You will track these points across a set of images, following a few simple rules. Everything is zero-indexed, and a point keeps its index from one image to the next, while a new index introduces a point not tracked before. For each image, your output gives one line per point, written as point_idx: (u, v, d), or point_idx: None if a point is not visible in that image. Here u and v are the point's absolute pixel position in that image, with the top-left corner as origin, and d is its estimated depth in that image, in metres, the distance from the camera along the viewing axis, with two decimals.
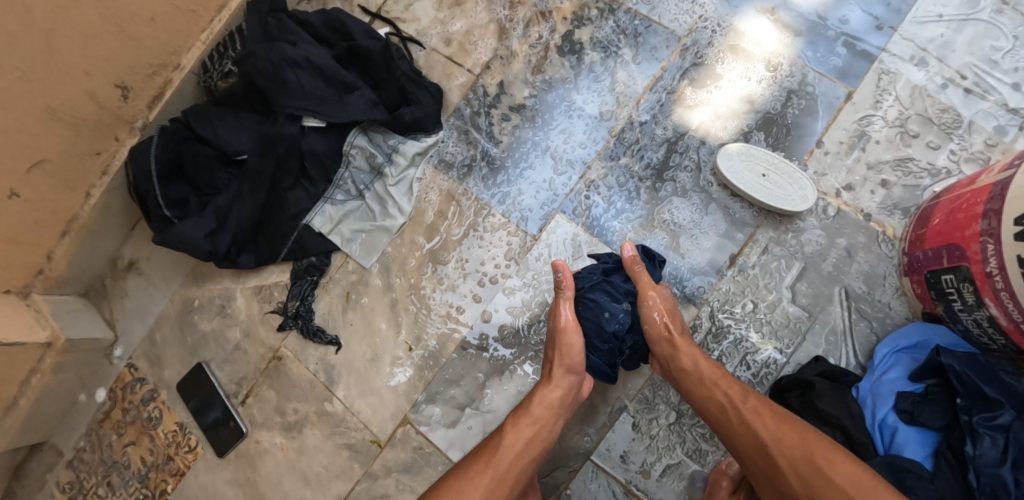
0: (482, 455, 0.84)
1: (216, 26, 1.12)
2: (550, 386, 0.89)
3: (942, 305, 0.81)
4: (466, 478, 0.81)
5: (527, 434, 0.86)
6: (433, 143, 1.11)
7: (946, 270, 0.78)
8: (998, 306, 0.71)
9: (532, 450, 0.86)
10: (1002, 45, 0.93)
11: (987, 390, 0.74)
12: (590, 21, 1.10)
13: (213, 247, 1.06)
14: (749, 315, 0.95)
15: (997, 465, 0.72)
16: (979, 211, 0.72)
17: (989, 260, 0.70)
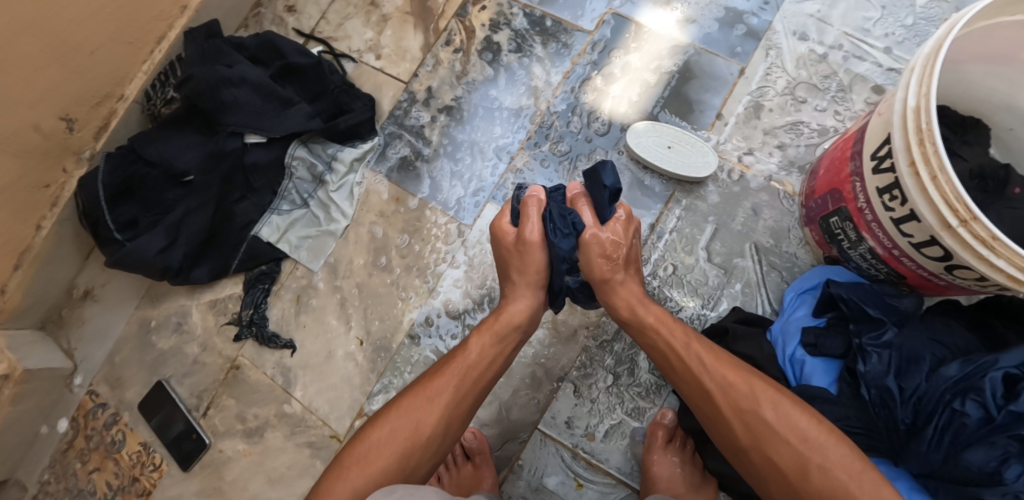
0: (443, 374, 0.79)
1: (156, 57, 1.18)
2: (514, 301, 0.86)
3: (835, 246, 0.85)
4: (427, 403, 0.77)
5: (492, 355, 0.82)
6: (370, 149, 1.13)
7: (832, 213, 0.83)
8: (873, 238, 0.76)
9: (494, 367, 0.82)
10: (872, 15, 1.03)
11: (867, 309, 0.77)
12: (505, 25, 1.13)
13: (166, 263, 1.08)
14: (672, 278, 0.96)
15: (884, 377, 0.73)
16: (848, 154, 0.78)
17: (859, 196, 0.75)
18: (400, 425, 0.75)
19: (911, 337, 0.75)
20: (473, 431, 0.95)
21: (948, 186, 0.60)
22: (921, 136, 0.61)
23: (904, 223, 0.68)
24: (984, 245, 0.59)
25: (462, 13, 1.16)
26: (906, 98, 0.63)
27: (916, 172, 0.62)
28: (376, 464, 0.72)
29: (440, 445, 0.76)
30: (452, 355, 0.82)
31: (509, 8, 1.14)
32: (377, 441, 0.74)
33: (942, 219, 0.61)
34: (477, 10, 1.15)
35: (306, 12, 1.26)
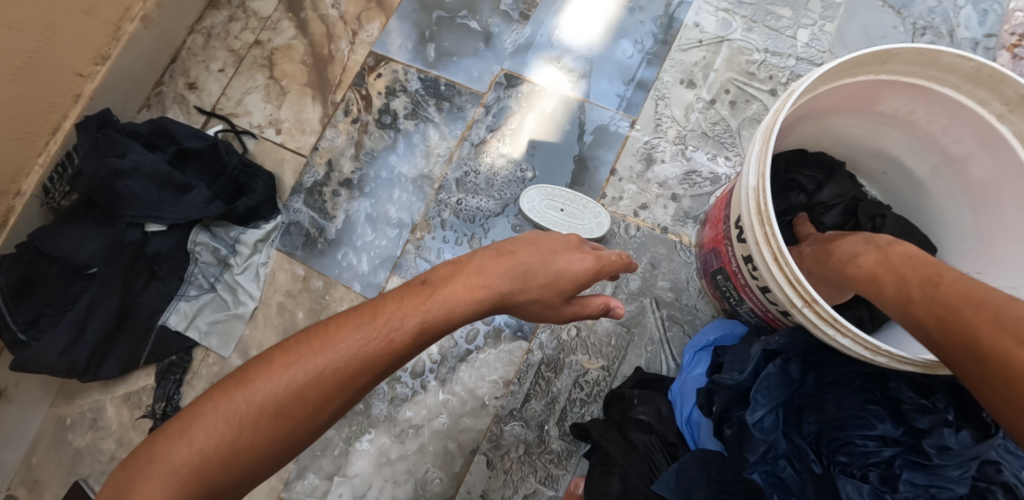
0: (365, 332, 0.61)
1: (53, 148, 1.15)
2: (486, 259, 0.69)
3: (726, 302, 0.85)
4: (330, 382, 0.59)
5: (430, 333, 0.64)
6: (273, 229, 1.12)
7: (717, 271, 0.83)
8: (751, 300, 0.76)
9: (426, 342, 0.65)
10: (755, 59, 1.04)
11: (759, 384, 0.67)
12: (401, 91, 1.14)
13: (72, 363, 1.03)
14: (576, 340, 0.96)
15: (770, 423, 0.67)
16: (722, 217, 0.78)
17: (732, 260, 0.75)
18: (281, 398, 0.57)
19: (804, 411, 0.70)
20: None
21: (789, 268, 0.62)
22: (761, 217, 0.63)
23: (766, 293, 0.68)
24: (830, 324, 0.62)
25: (358, 82, 1.16)
26: (748, 176, 0.66)
27: (762, 250, 0.65)
28: (231, 427, 0.56)
29: (323, 424, 0.61)
30: (382, 317, 0.62)
31: (405, 74, 1.14)
32: (246, 407, 0.56)
33: (789, 298, 0.63)
34: (373, 78, 1.16)
35: (207, 88, 1.25)
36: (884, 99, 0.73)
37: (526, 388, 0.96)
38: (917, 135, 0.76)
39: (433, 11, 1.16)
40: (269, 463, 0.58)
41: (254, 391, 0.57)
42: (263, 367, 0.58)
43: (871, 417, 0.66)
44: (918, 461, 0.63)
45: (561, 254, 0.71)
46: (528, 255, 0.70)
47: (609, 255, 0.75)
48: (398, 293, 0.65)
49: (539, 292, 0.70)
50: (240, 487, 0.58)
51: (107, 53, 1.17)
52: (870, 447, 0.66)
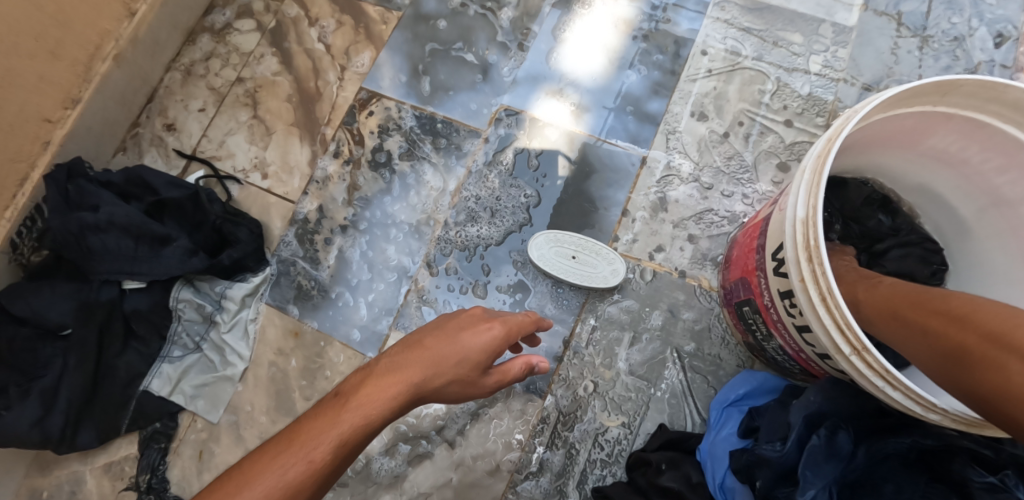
0: (278, 464, 0.53)
1: (20, 200, 1.06)
2: (397, 355, 0.63)
3: (751, 335, 0.78)
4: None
5: (359, 443, 0.57)
6: (262, 281, 1.05)
7: (744, 303, 0.77)
8: (782, 337, 0.69)
9: (351, 457, 0.57)
10: (769, 88, 0.98)
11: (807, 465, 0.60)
12: (394, 130, 1.07)
13: (45, 434, 0.96)
14: (593, 396, 0.89)
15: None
16: (755, 246, 0.72)
17: (765, 294, 0.69)
18: None
19: (858, 489, 0.62)
20: None
21: (838, 311, 0.56)
22: (810, 253, 0.57)
23: (805, 332, 0.61)
24: (880, 376, 0.55)
25: (348, 121, 1.09)
26: (795, 207, 0.60)
27: (807, 289, 0.58)
28: None
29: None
30: (301, 440, 0.55)
31: (398, 112, 1.08)
32: None
33: (835, 345, 0.57)
34: (364, 116, 1.09)
35: (187, 129, 1.16)
36: (935, 133, 0.68)
37: (541, 451, 0.89)
38: (964, 174, 0.71)
39: (426, 43, 1.10)
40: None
41: None
42: None
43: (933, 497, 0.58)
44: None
45: (466, 330, 0.66)
46: (439, 342, 0.64)
47: (514, 318, 0.72)
48: (314, 408, 0.58)
49: (456, 372, 0.64)
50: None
51: (77, 95, 1.09)
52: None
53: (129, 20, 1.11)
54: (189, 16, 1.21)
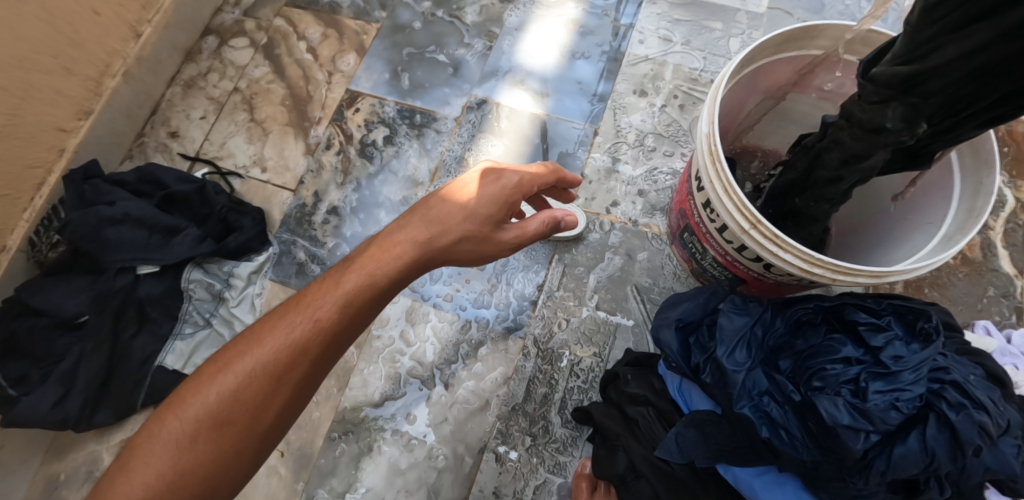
0: (285, 325, 0.66)
1: (38, 203, 1.17)
2: (397, 226, 0.71)
3: (693, 260, 0.93)
4: (260, 384, 0.64)
5: (356, 310, 0.68)
6: (266, 260, 1.17)
7: (684, 230, 0.91)
8: (711, 246, 0.83)
9: (354, 320, 0.68)
10: (697, 67, 1.16)
11: (721, 324, 0.73)
12: (380, 121, 1.22)
13: (65, 415, 1.04)
14: (567, 330, 1.02)
15: (746, 361, 0.71)
16: (685, 178, 0.87)
17: (695, 211, 0.84)
18: (222, 400, 0.63)
19: (778, 351, 0.72)
20: None
21: (735, 195, 0.71)
22: (713, 156, 0.73)
23: (723, 231, 0.76)
24: (773, 243, 0.70)
25: (337, 117, 1.24)
26: (701, 125, 0.75)
27: (714, 186, 0.73)
28: (192, 433, 0.62)
29: (269, 434, 0.66)
30: (305, 304, 0.67)
31: (382, 106, 1.22)
32: (200, 410, 0.63)
33: (737, 224, 0.71)
34: (352, 112, 1.23)
35: (190, 135, 1.30)
36: (817, 74, 0.84)
37: (526, 384, 1.00)
38: None
39: (403, 48, 1.26)
40: (228, 485, 0.64)
41: (197, 400, 0.63)
42: (205, 378, 0.65)
43: (835, 342, 0.68)
44: (881, 373, 0.64)
45: (470, 187, 0.71)
46: (443, 203, 0.71)
47: (525, 171, 0.74)
48: (325, 275, 0.70)
49: (463, 228, 0.70)
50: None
51: (89, 107, 1.21)
52: (838, 368, 0.66)
53: (135, 41, 1.25)
54: (188, 38, 1.36)
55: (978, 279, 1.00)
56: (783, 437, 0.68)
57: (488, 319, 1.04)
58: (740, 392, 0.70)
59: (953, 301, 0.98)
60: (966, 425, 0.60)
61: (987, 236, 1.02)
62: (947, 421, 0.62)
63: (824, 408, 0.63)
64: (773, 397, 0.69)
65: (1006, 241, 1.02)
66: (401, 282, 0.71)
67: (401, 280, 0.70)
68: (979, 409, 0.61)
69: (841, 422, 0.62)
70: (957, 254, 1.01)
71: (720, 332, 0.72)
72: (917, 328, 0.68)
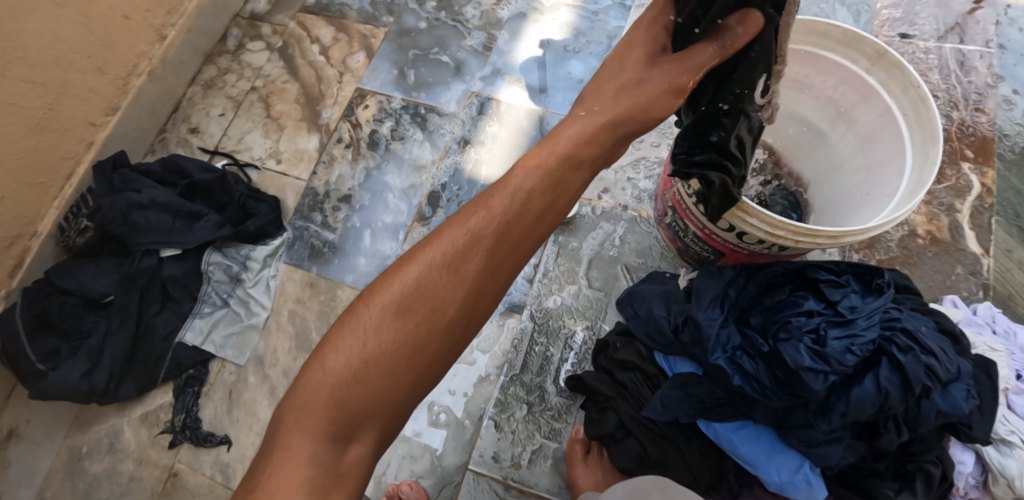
0: (464, 217, 0.66)
1: (67, 192, 1.23)
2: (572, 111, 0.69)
3: (675, 237, 0.99)
4: (438, 274, 0.64)
5: (535, 199, 0.65)
6: (280, 245, 1.25)
7: (667, 210, 0.98)
8: (690, 221, 0.90)
9: (538, 204, 0.65)
10: None
11: (697, 287, 0.81)
12: (387, 116, 1.30)
13: (91, 386, 1.11)
14: (562, 306, 1.09)
15: (721, 318, 0.79)
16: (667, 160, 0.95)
17: (675, 190, 0.91)
18: (408, 287, 0.64)
19: (749, 309, 0.81)
20: (409, 483, 1.00)
21: None
22: None
23: (698, 203, 0.83)
24: (740, 209, 0.77)
25: (348, 113, 1.32)
26: None
27: None
28: (380, 320, 0.63)
29: (450, 331, 0.65)
30: (481, 197, 0.67)
31: (390, 102, 1.31)
32: (389, 297, 0.64)
33: (709, 193, 0.79)
34: (362, 108, 1.32)
35: (209, 131, 1.39)
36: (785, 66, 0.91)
37: (523, 356, 1.07)
38: (816, 96, 0.94)
39: (409, 50, 1.35)
40: (417, 379, 0.64)
41: (384, 290, 0.64)
42: (391, 271, 0.66)
43: (798, 298, 0.78)
44: (839, 322, 0.74)
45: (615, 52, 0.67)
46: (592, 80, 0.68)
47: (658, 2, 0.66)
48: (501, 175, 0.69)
49: (614, 91, 0.66)
50: (396, 407, 0.64)
51: (117, 104, 1.29)
52: (801, 320, 0.76)
53: (160, 44, 1.33)
54: (208, 42, 1.45)
55: (947, 257, 1.07)
56: (751, 384, 0.76)
57: None
58: (717, 346, 0.78)
59: (924, 277, 1.05)
60: (912, 364, 0.71)
61: (955, 218, 1.09)
62: (897, 363, 0.72)
63: (789, 353, 0.73)
64: (745, 349, 0.78)
65: (973, 223, 1.08)
66: (579, 173, 0.67)
67: (577, 170, 0.66)
68: (926, 353, 0.72)
69: (802, 364, 0.71)
70: (927, 235, 1.08)
71: (695, 294, 0.81)
72: (873, 285, 0.78)
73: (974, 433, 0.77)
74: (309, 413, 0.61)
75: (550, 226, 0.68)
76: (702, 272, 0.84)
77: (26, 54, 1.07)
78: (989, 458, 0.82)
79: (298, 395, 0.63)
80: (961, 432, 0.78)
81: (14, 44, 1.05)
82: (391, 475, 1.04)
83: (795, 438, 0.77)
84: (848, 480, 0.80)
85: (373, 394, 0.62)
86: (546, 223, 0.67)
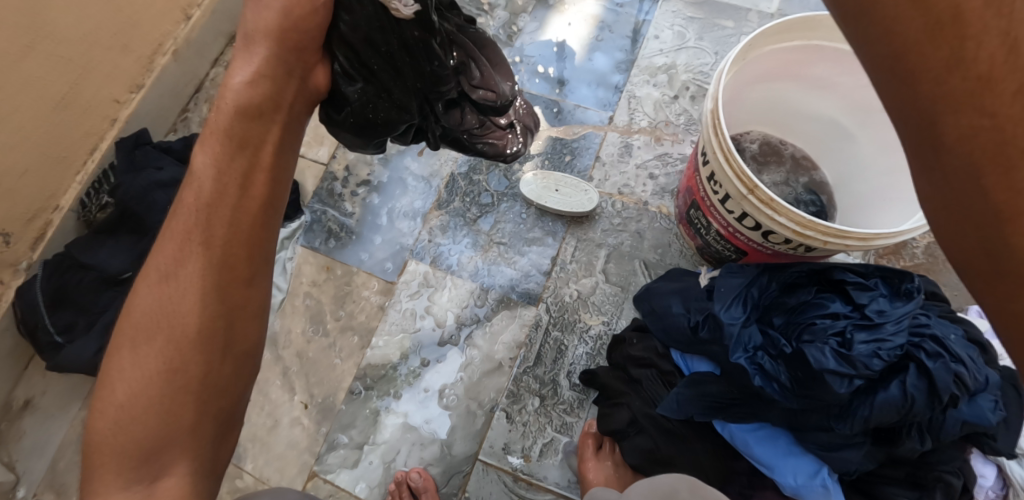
0: (164, 232, 0.64)
1: (89, 167, 1.24)
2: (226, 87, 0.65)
3: (697, 234, 0.98)
4: (162, 289, 0.62)
5: (227, 172, 0.64)
6: (297, 227, 1.17)
7: (689, 206, 0.96)
8: (715, 219, 0.89)
9: (232, 189, 0.64)
10: (708, 61, 1.22)
11: (718, 283, 0.80)
12: None
13: (107, 360, 1.12)
14: (578, 299, 1.08)
15: (743, 316, 0.78)
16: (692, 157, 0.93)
17: (700, 187, 0.90)
18: (142, 313, 0.61)
19: (772, 309, 0.80)
20: (418, 471, 1.00)
21: (736, 162, 0.77)
22: (716, 125, 0.79)
23: (725, 201, 0.82)
24: (770, 208, 0.75)
25: None
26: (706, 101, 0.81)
27: (718, 155, 0.80)
28: (130, 358, 0.60)
29: (207, 334, 0.62)
30: (174, 209, 0.65)
31: None
32: (128, 331, 0.61)
33: (738, 189, 0.77)
34: None
35: None
36: (815, 63, 0.90)
37: (537, 348, 1.06)
38: (846, 96, 0.92)
39: None
40: (204, 390, 0.62)
41: (123, 326, 0.62)
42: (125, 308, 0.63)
43: (824, 299, 0.77)
44: (866, 325, 0.73)
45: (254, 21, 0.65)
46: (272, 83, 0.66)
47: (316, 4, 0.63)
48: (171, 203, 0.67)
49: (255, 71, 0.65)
50: (190, 430, 0.61)
51: (141, 82, 1.29)
52: (827, 322, 0.75)
53: (185, 23, 1.33)
54: (232, 24, 1.45)
55: None
56: (769, 386, 0.75)
57: (504, 287, 1.11)
58: (738, 345, 0.76)
59: (949, 286, 1.03)
60: (942, 371, 0.69)
61: None
62: (925, 369, 0.70)
63: (812, 355, 0.71)
64: (767, 349, 0.76)
65: None
66: (265, 124, 0.66)
67: (259, 126, 0.66)
68: (957, 361, 0.70)
69: (825, 366, 0.70)
70: None
71: (718, 291, 0.80)
72: (901, 289, 0.76)
73: (1000, 445, 0.75)
74: (103, 469, 0.59)
75: (261, 199, 0.66)
76: (723, 271, 0.83)
77: (54, 29, 1.07)
78: (1012, 472, 0.81)
79: (86, 462, 0.60)
80: (985, 444, 0.76)
81: (42, 19, 1.04)
82: (400, 462, 1.04)
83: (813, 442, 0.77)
84: (863, 487, 0.79)
85: (148, 436, 0.59)
86: (259, 193, 0.66)
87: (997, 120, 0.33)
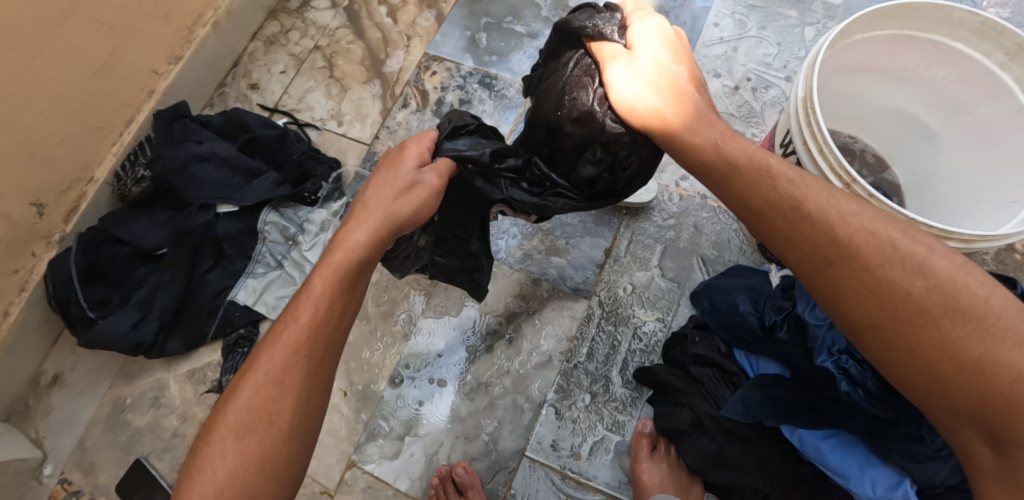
0: (274, 339, 0.64)
1: (126, 139, 1.19)
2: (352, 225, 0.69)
3: None
4: (267, 392, 0.61)
5: (338, 303, 0.65)
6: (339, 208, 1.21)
7: None
8: None
9: (341, 313, 0.65)
10: (771, 51, 1.18)
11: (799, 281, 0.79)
12: (454, 87, 1.27)
13: (139, 339, 1.09)
14: (632, 294, 1.04)
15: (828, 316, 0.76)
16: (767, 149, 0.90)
17: None
18: (242, 416, 0.61)
19: None
20: (464, 466, 0.97)
21: (832, 155, 0.73)
22: (807, 113, 0.75)
23: None
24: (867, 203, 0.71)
25: (413, 80, 1.29)
26: (796, 89, 0.77)
27: (808, 146, 0.75)
28: (228, 456, 0.59)
29: (298, 443, 0.62)
30: (285, 316, 0.65)
31: (457, 72, 1.27)
32: (227, 428, 0.60)
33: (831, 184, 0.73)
34: (428, 74, 1.28)
35: (269, 88, 1.35)
36: (904, 56, 0.86)
37: (588, 344, 1.03)
38: (932, 92, 0.89)
39: (481, 17, 1.30)
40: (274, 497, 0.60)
41: (222, 422, 0.61)
42: (222, 404, 0.62)
43: None
44: None
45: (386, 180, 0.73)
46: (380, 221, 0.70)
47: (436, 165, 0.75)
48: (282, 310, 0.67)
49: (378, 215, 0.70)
50: None
51: (180, 53, 1.24)
52: None
53: None
54: None
55: None
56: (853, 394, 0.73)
57: (554, 278, 1.07)
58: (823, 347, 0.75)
59: None
60: None
61: None
62: None
63: None
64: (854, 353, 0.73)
65: None
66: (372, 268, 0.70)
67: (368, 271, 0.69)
68: None
69: None
70: None
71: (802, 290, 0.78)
72: None
73: None
74: None
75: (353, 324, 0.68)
76: None
77: None
78: None
79: None
80: None
81: None
82: (443, 455, 1.01)
83: (898, 452, 0.72)
84: None
85: None
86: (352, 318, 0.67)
87: (834, 265, 0.57)
